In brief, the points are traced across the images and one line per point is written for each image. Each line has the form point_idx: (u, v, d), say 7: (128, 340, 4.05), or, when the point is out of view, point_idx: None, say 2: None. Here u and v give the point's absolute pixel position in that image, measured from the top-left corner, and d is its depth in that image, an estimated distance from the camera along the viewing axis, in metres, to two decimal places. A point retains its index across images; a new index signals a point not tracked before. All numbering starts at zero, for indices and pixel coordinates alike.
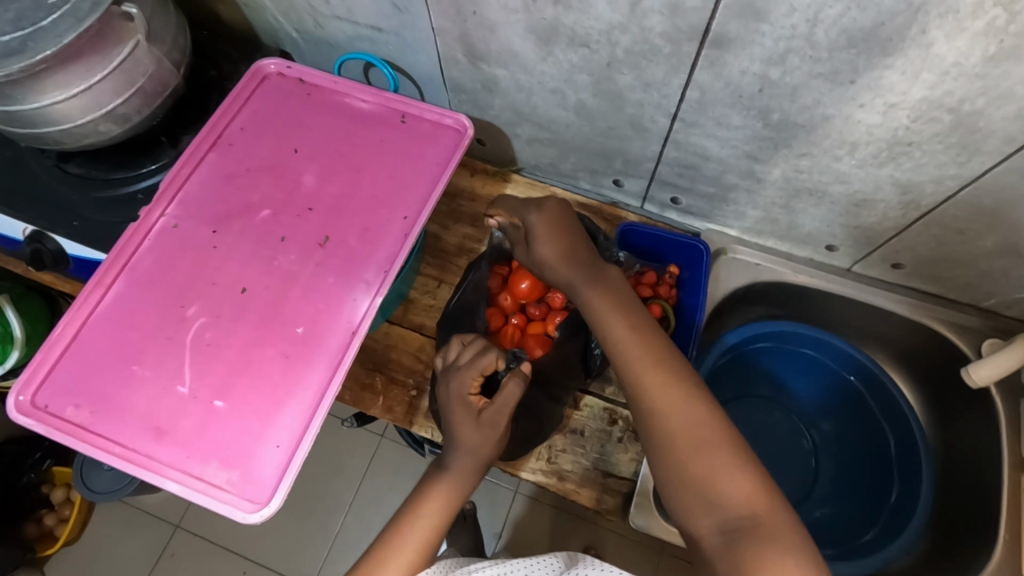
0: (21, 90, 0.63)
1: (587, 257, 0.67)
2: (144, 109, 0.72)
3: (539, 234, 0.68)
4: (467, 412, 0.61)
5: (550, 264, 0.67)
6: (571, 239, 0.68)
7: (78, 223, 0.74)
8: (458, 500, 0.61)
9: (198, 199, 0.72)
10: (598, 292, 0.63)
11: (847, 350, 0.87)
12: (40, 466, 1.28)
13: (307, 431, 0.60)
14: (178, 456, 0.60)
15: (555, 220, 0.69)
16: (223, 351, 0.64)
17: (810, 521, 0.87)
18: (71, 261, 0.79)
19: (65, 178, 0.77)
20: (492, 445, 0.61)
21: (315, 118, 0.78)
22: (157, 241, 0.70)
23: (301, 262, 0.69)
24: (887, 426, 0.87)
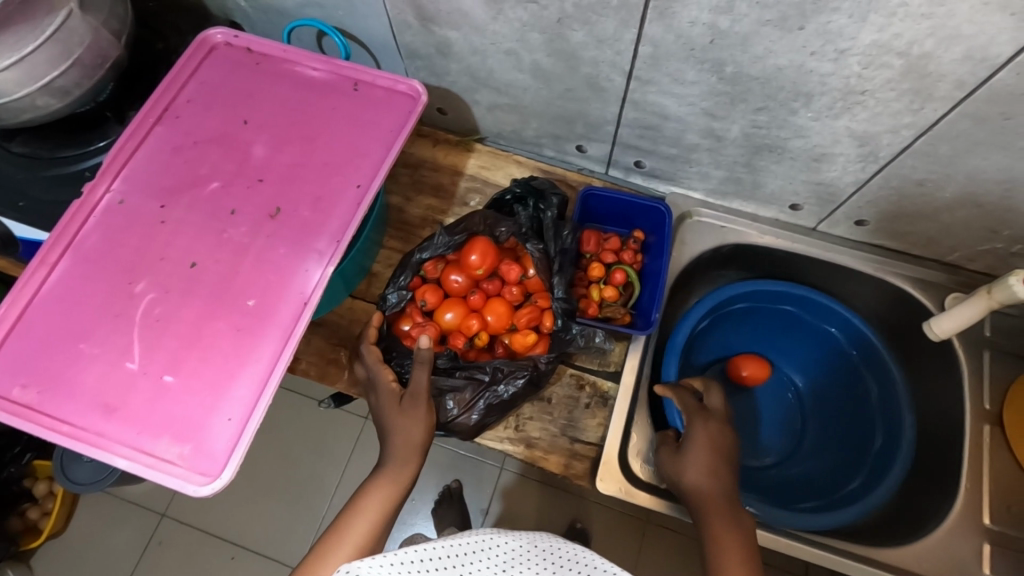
0: None
1: (726, 475, 0.65)
2: (85, 81, 0.70)
3: (698, 448, 0.66)
4: (391, 404, 0.69)
5: (688, 487, 0.65)
6: (722, 455, 0.66)
7: (24, 204, 0.73)
8: (399, 489, 0.65)
9: (145, 173, 0.70)
10: (718, 523, 0.62)
11: (830, 304, 0.87)
12: (20, 460, 1.27)
13: (261, 401, 0.59)
14: (129, 432, 0.58)
15: (713, 440, 0.67)
16: (172, 326, 0.63)
17: (796, 476, 0.88)
18: (29, 244, 0.77)
19: (9, 158, 0.74)
20: (414, 421, 0.67)
21: (265, 88, 0.76)
22: (103, 218, 0.68)
23: (251, 234, 0.67)
24: (869, 379, 0.88)
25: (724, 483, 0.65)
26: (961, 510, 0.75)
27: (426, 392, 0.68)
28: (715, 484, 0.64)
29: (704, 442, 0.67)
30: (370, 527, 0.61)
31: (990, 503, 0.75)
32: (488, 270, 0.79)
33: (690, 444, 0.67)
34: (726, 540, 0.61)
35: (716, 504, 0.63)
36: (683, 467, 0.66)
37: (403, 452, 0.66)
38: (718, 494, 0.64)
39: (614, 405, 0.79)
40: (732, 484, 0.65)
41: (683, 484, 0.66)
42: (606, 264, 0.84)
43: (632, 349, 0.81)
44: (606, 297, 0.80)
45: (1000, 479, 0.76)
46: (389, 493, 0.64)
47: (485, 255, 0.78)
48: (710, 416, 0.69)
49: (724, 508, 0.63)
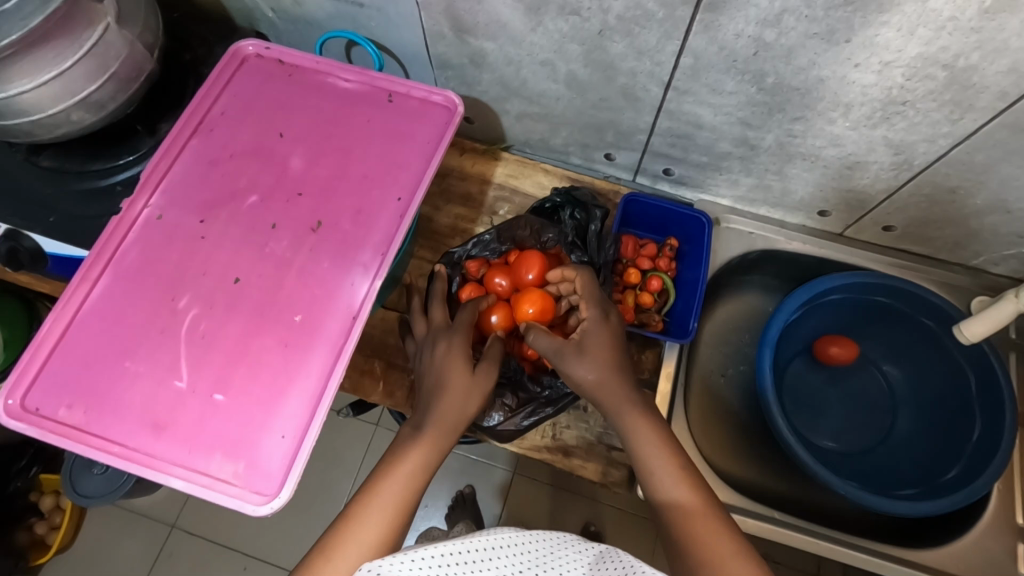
0: None
1: (630, 375, 0.62)
2: (119, 95, 0.69)
3: (595, 341, 0.62)
4: (461, 372, 0.65)
5: (595, 384, 0.61)
6: (615, 357, 0.62)
7: (55, 219, 0.71)
8: (436, 456, 0.60)
9: (182, 188, 0.70)
10: (635, 413, 0.59)
11: (923, 295, 0.83)
12: (27, 473, 1.26)
13: (315, 417, 0.58)
14: (179, 452, 0.58)
15: (610, 335, 0.64)
16: (219, 342, 0.62)
17: (884, 466, 0.88)
18: (44, 260, 0.77)
19: (38, 172, 0.73)
20: (476, 393, 0.65)
21: (299, 100, 0.76)
22: (141, 234, 0.67)
23: (294, 248, 0.67)
24: (970, 371, 0.82)
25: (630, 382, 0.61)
26: (996, 511, 0.77)
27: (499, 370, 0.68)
28: (618, 381, 0.61)
29: (588, 340, 0.63)
30: (405, 491, 0.57)
31: (1022, 504, 0.76)
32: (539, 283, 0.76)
33: (586, 342, 0.62)
34: (656, 433, 0.58)
35: (619, 398, 0.60)
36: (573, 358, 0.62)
37: (441, 420, 0.62)
38: (614, 386, 0.61)
39: None
40: (634, 386, 0.62)
41: (581, 378, 0.62)
42: (642, 270, 0.85)
43: (666, 356, 0.80)
44: (643, 303, 0.81)
45: None
46: (425, 460, 0.59)
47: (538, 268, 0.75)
48: (608, 309, 0.66)
49: (628, 402, 0.60)
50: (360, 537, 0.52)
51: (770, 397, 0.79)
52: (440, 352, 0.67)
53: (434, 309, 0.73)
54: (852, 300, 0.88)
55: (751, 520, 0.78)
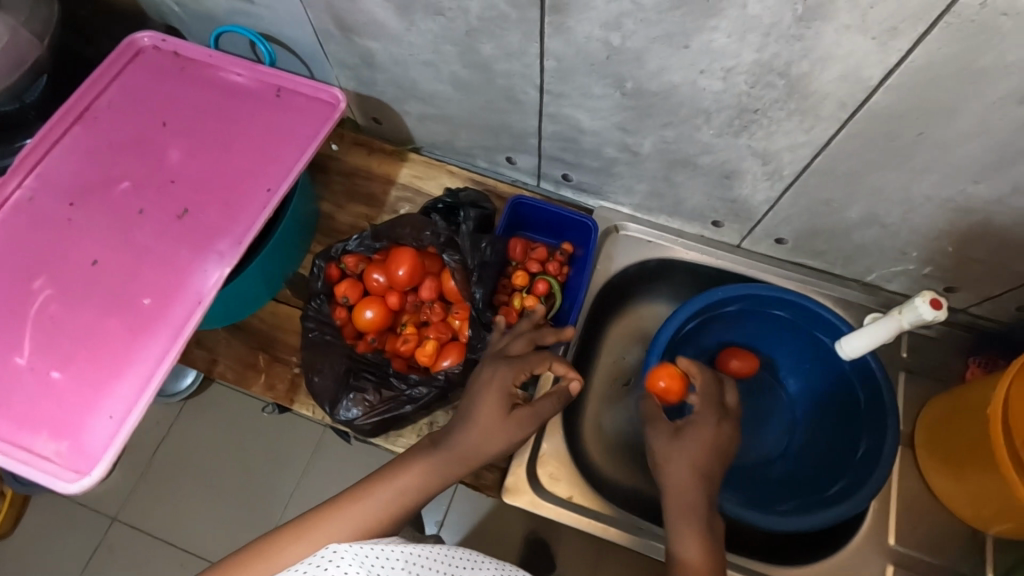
0: None
1: (720, 484, 0.64)
2: (3, 80, 0.71)
3: (695, 444, 0.65)
4: (497, 409, 0.62)
5: (674, 473, 0.64)
6: (729, 455, 0.66)
7: None
8: (440, 479, 0.61)
9: (57, 171, 0.71)
10: (683, 518, 0.62)
11: (817, 309, 0.82)
12: None
13: (142, 399, 0.58)
14: (7, 428, 0.58)
15: (726, 436, 0.66)
16: (66, 322, 0.63)
17: (777, 479, 0.86)
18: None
19: None
20: (494, 437, 0.61)
21: (187, 91, 0.77)
22: (10, 214, 0.68)
23: (156, 233, 0.67)
24: (860, 388, 0.81)
25: (715, 471, 0.64)
26: (870, 529, 0.76)
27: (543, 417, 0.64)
28: (699, 473, 0.64)
29: (726, 432, 0.66)
30: (389, 506, 0.58)
31: (895, 522, 0.76)
32: (414, 284, 0.78)
33: (690, 436, 0.65)
34: (697, 542, 0.61)
35: (694, 501, 0.63)
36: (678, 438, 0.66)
37: (460, 453, 0.61)
38: (695, 490, 0.63)
39: None
40: (716, 483, 0.64)
41: (700, 463, 0.64)
42: (531, 273, 0.84)
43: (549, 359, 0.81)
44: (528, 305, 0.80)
45: (909, 499, 0.77)
46: (427, 482, 0.60)
47: (412, 270, 0.76)
48: (724, 416, 0.68)
49: (702, 511, 0.62)
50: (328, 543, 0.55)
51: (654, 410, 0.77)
52: (487, 377, 0.64)
53: (518, 338, 0.69)
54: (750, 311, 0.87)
55: (617, 528, 0.77)
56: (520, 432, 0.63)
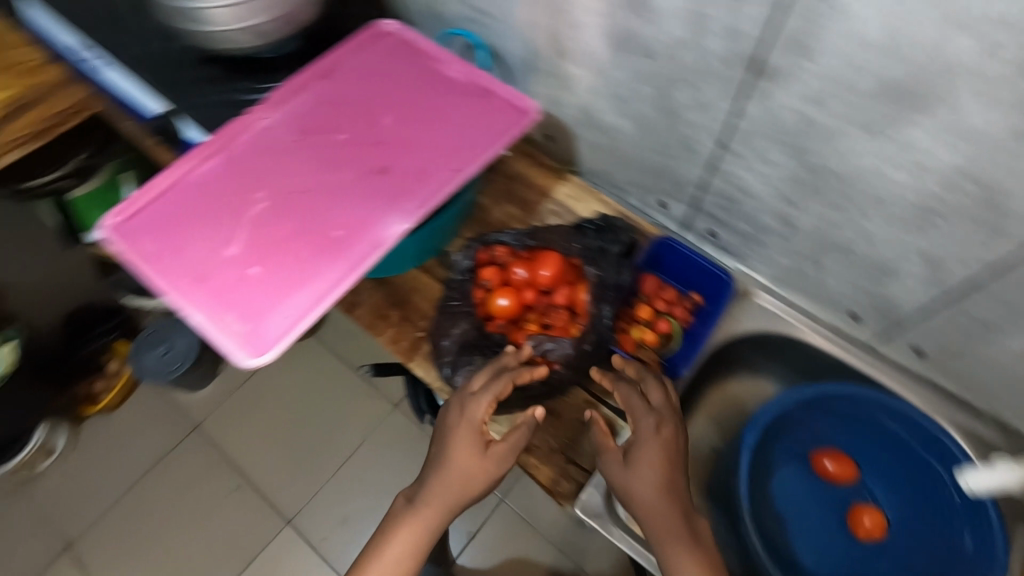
0: None
1: (679, 489, 0.68)
2: (277, 33, 0.88)
3: (649, 450, 0.70)
4: (472, 450, 0.70)
5: (639, 500, 0.68)
6: (675, 474, 0.69)
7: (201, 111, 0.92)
8: (437, 522, 0.70)
9: (295, 112, 0.85)
10: (676, 547, 0.66)
11: (937, 435, 0.80)
12: (105, 337, 1.49)
13: (314, 310, 0.68)
14: (206, 300, 0.69)
15: (671, 436, 0.71)
16: (270, 232, 0.74)
17: None
18: (180, 144, 0.98)
19: (202, 75, 0.95)
20: (478, 476, 0.69)
21: (409, 74, 0.90)
22: (252, 136, 0.83)
23: (356, 180, 0.79)
24: (968, 533, 0.77)
25: (649, 488, 0.68)
26: None
27: (519, 451, 0.71)
28: (659, 489, 0.68)
29: (640, 449, 0.70)
30: (403, 557, 0.70)
31: None
32: (550, 286, 0.83)
33: (638, 460, 0.69)
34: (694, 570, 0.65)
35: (676, 526, 0.66)
36: (624, 463, 0.70)
37: (454, 485, 0.70)
38: (671, 513, 0.67)
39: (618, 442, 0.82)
40: (685, 492, 0.69)
41: (635, 494, 0.68)
42: (656, 310, 0.88)
43: None
44: (644, 339, 0.85)
45: None
46: (436, 514, 0.70)
47: (555, 273, 0.82)
48: (669, 417, 0.72)
49: (682, 535, 0.66)
50: None
51: (740, 484, 0.80)
52: (451, 419, 0.72)
53: (477, 374, 0.75)
54: (861, 417, 0.85)
55: None
56: (501, 467, 0.70)
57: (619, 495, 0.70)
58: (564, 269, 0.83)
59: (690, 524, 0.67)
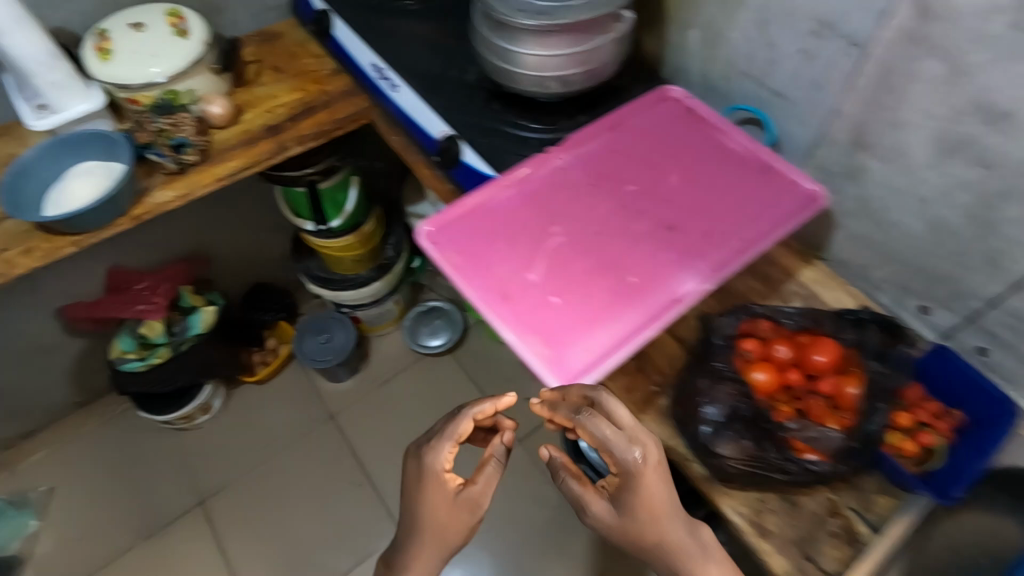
0: (528, 38, 0.90)
1: (668, 504, 0.64)
2: (582, 85, 0.95)
3: (635, 496, 0.63)
4: (444, 497, 0.79)
5: (625, 538, 0.66)
6: (664, 501, 0.64)
7: (484, 141, 1.03)
8: (449, 545, 0.80)
9: (588, 158, 0.91)
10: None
11: None
12: (276, 316, 2.02)
13: (617, 350, 0.70)
14: (513, 319, 0.74)
15: (654, 482, 0.63)
16: (569, 266, 0.79)
17: None
18: (451, 166, 1.07)
19: (488, 108, 1.08)
20: (456, 521, 0.79)
21: (695, 141, 0.94)
22: (549, 173, 0.89)
23: (649, 233, 0.82)
24: None
25: (655, 492, 0.63)
26: None
27: (468, 504, 0.80)
28: (649, 525, 0.64)
29: (638, 487, 0.62)
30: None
31: None
32: (814, 371, 0.83)
33: (620, 501, 0.65)
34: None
35: (668, 538, 0.65)
36: (617, 503, 0.66)
37: (433, 544, 0.79)
38: (669, 537, 0.65)
39: (861, 550, 0.77)
40: (674, 501, 0.65)
41: (622, 532, 0.66)
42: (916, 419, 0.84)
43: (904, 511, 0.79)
44: (902, 448, 0.81)
45: None
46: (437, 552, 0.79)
47: (827, 358, 0.82)
48: (636, 441, 0.62)
49: (685, 545, 0.66)
50: None
51: None
52: (414, 475, 0.82)
53: (460, 424, 0.83)
54: None
55: None
56: (472, 514, 0.80)
57: (611, 534, 0.68)
58: (836, 359, 0.82)
59: (698, 545, 0.66)
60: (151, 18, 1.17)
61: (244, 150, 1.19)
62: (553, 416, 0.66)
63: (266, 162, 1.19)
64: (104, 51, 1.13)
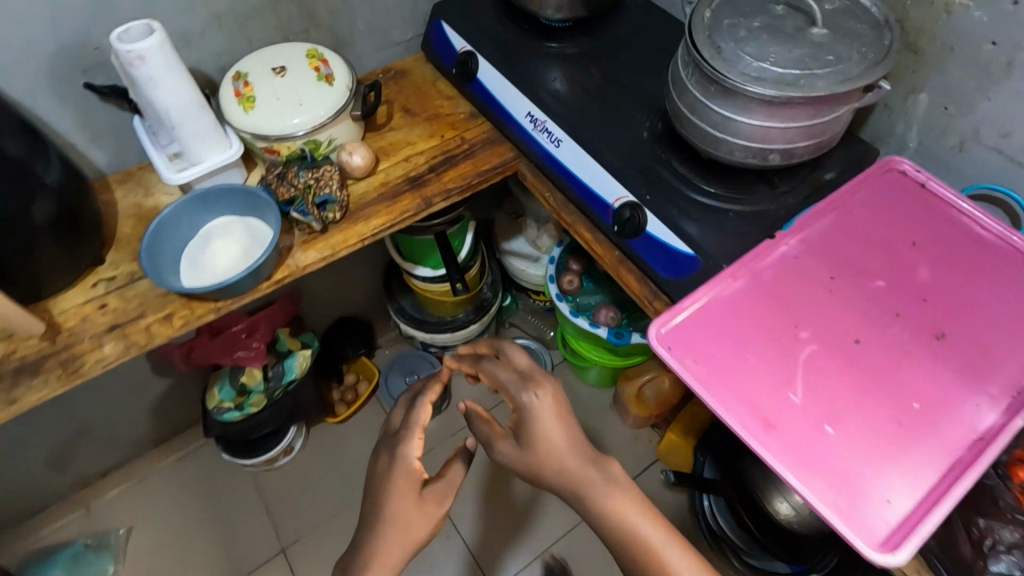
0: (758, 109, 0.78)
1: (574, 430, 0.78)
2: (805, 156, 0.84)
3: (543, 427, 0.77)
4: (411, 485, 0.81)
5: (548, 467, 0.77)
6: (568, 417, 0.79)
7: (676, 214, 0.92)
8: (428, 525, 0.80)
9: (820, 244, 0.80)
10: (630, 503, 0.75)
11: None
12: (358, 352, 1.91)
13: (930, 504, 0.59)
14: (788, 454, 0.64)
15: (552, 401, 0.79)
16: (837, 385, 0.68)
17: None
18: (623, 238, 0.98)
19: (672, 170, 0.97)
20: (434, 517, 0.81)
21: (937, 223, 0.82)
22: (780, 261, 0.78)
23: (918, 344, 0.71)
24: None
25: (615, 503, 0.74)
26: None
27: (457, 485, 0.85)
28: (549, 459, 0.76)
29: (537, 408, 0.78)
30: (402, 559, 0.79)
31: None
32: None
33: (534, 416, 0.78)
34: (631, 503, 0.75)
35: (575, 465, 0.76)
36: (519, 433, 0.80)
37: (399, 533, 0.79)
38: (575, 458, 0.76)
39: None
40: (575, 418, 0.79)
41: (537, 458, 0.77)
42: None
43: None
44: None
45: None
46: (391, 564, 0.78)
47: None
48: (530, 376, 0.82)
49: (606, 480, 0.75)
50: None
51: None
52: (383, 465, 0.83)
53: (479, 422, 0.85)
54: None
55: None
56: (447, 500, 0.82)
57: (514, 467, 0.81)
58: None
59: (587, 454, 0.77)
60: (292, 61, 1.08)
61: (387, 206, 1.09)
62: (518, 401, 0.80)
63: (410, 219, 1.09)
64: (246, 98, 1.04)
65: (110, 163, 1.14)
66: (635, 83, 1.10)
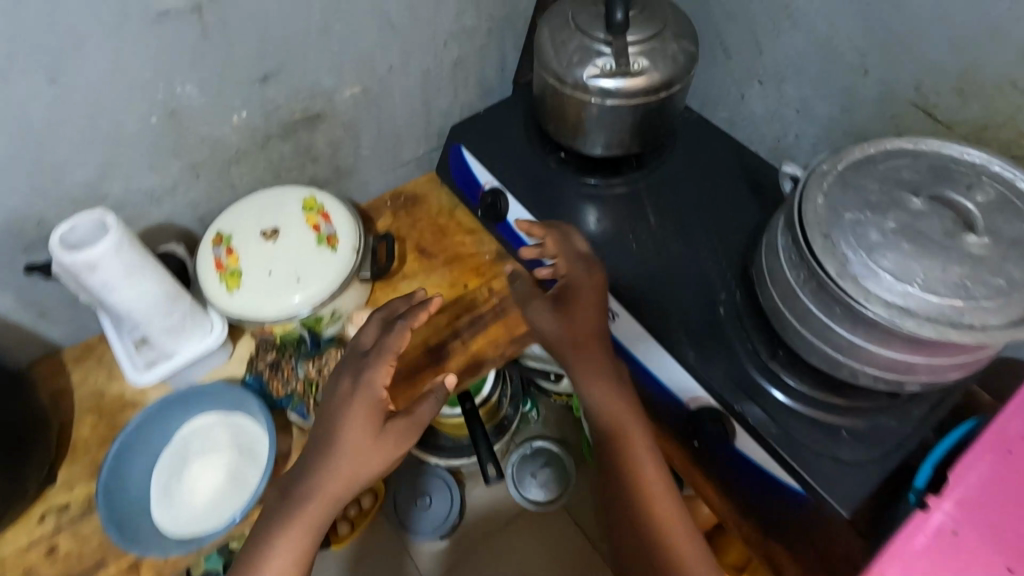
0: (902, 343, 0.60)
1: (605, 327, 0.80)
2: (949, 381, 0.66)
3: (580, 292, 0.80)
4: (367, 411, 0.69)
5: (562, 340, 0.80)
6: (601, 306, 0.80)
7: (776, 430, 0.74)
8: (357, 485, 0.67)
9: (986, 518, 0.56)
10: (636, 451, 0.73)
11: None
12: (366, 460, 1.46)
13: None
14: None
15: (596, 274, 0.81)
16: None
17: None
18: (703, 444, 0.82)
19: (760, 363, 0.79)
20: (377, 462, 0.68)
21: None
22: (935, 554, 0.55)
23: None
24: None
25: (605, 402, 0.76)
26: None
27: (424, 424, 0.72)
28: (582, 328, 0.79)
29: (578, 284, 0.80)
30: (316, 536, 0.66)
31: None
32: None
33: (575, 301, 0.80)
34: (637, 437, 0.74)
35: (603, 359, 0.78)
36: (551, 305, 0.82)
37: (339, 478, 0.66)
38: (602, 349, 0.79)
39: None
40: (609, 342, 0.80)
41: (554, 337, 0.80)
42: None
43: None
44: None
45: None
46: (324, 509, 0.66)
47: None
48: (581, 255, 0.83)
49: (613, 370, 0.78)
50: (283, 561, 0.64)
51: None
52: (343, 391, 0.70)
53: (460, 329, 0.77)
54: None
55: None
56: (408, 441, 0.70)
57: (549, 342, 0.82)
58: None
59: (603, 364, 0.78)
60: (285, 218, 0.89)
61: (406, 390, 0.90)
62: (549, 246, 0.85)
63: None
64: (230, 272, 0.85)
65: (67, 337, 0.94)
66: (701, 236, 0.91)
